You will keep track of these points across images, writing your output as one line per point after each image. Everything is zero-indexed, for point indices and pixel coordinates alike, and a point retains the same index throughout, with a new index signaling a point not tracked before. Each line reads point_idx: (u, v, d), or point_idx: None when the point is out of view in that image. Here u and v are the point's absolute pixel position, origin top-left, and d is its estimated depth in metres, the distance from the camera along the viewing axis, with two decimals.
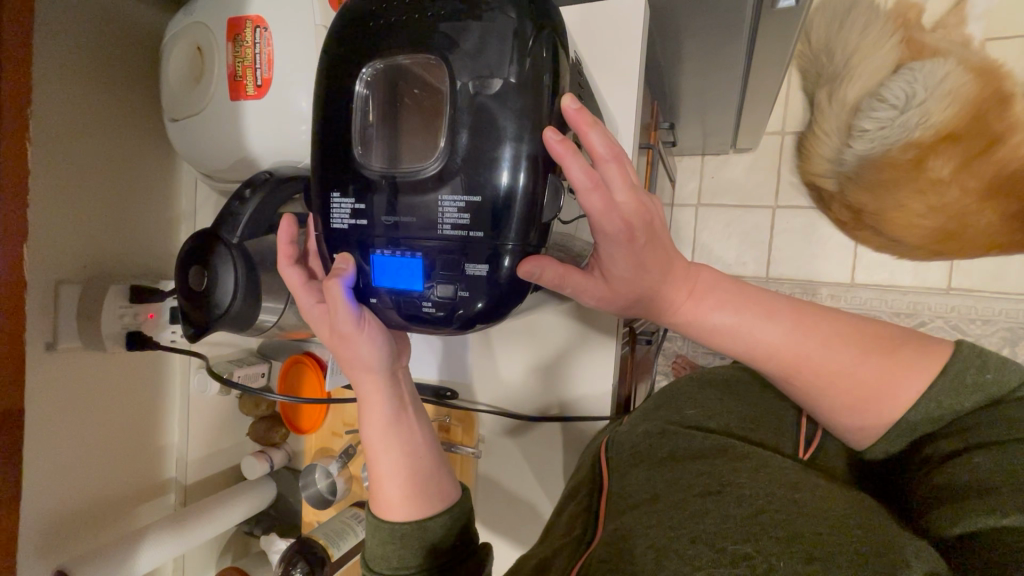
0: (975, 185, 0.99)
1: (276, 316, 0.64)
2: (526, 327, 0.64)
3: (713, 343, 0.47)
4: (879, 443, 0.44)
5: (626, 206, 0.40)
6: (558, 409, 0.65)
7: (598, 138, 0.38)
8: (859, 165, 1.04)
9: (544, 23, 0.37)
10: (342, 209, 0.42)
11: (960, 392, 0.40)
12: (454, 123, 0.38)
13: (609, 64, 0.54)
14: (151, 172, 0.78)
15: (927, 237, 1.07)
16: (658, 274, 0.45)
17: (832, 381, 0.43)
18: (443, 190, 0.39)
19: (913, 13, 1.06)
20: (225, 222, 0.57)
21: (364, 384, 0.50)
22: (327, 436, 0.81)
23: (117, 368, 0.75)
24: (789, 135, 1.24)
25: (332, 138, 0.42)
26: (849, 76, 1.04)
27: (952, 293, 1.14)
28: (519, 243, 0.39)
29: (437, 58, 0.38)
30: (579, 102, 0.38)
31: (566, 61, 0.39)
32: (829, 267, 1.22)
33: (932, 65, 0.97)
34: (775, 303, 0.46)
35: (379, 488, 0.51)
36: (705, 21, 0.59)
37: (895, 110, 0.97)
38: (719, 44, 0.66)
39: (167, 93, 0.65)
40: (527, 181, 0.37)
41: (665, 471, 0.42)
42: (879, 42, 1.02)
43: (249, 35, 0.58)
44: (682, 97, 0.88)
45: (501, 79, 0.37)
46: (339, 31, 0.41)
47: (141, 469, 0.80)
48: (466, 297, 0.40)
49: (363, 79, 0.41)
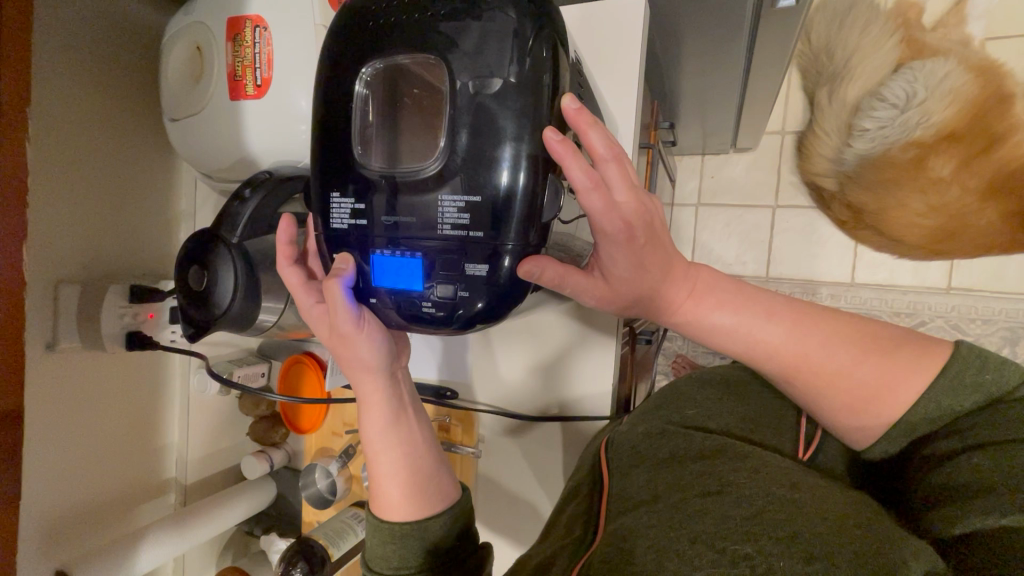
0: (975, 184, 0.99)
1: (276, 316, 0.64)
2: (526, 326, 0.64)
3: (713, 343, 0.47)
4: (879, 443, 0.44)
5: (626, 206, 0.40)
6: (558, 409, 0.65)
7: (598, 138, 0.38)
8: (859, 165, 1.04)
9: (544, 22, 0.37)
10: (342, 209, 0.42)
11: (959, 393, 0.40)
12: (455, 122, 0.38)
13: (609, 64, 0.54)
14: (151, 171, 0.78)
15: (927, 237, 1.07)
16: (658, 274, 0.44)
17: (832, 381, 0.43)
18: (442, 190, 0.39)
19: (913, 13, 1.06)
20: (225, 222, 0.57)
21: (364, 384, 0.50)
22: (327, 436, 0.81)
23: (117, 368, 0.75)
24: (789, 135, 1.24)
25: (331, 138, 0.42)
26: (849, 76, 1.04)
27: (952, 293, 1.14)
28: (519, 243, 0.38)
29: (437, 58, 0.38)
30: (579, 102, 0.38)
31: (566, 60, 0.39)
32: (829, 267, 1.22)
33: (932, 65, 0.97)
34: (775, 303, 0.46)
35: (379, 488, 0.51)
36: (705, 21, 0.59)
37: (895, 109, 0.97)
38: (719, 44, 0.66)
39: (167, 93, 0.65)
40: (527, 181, 0.37)
41: (665, 471, 0.42)
42: (879, 42, 1.02)
43: (249, 35, 0.58)
44: (682, 97, 0.88)
45: (501, 78, 0.37)
46: (339, 30, 0.41)
47: (141, 469, 0.80)
48: (466, 297, 0.40)
49: (363, 79, 0.40)
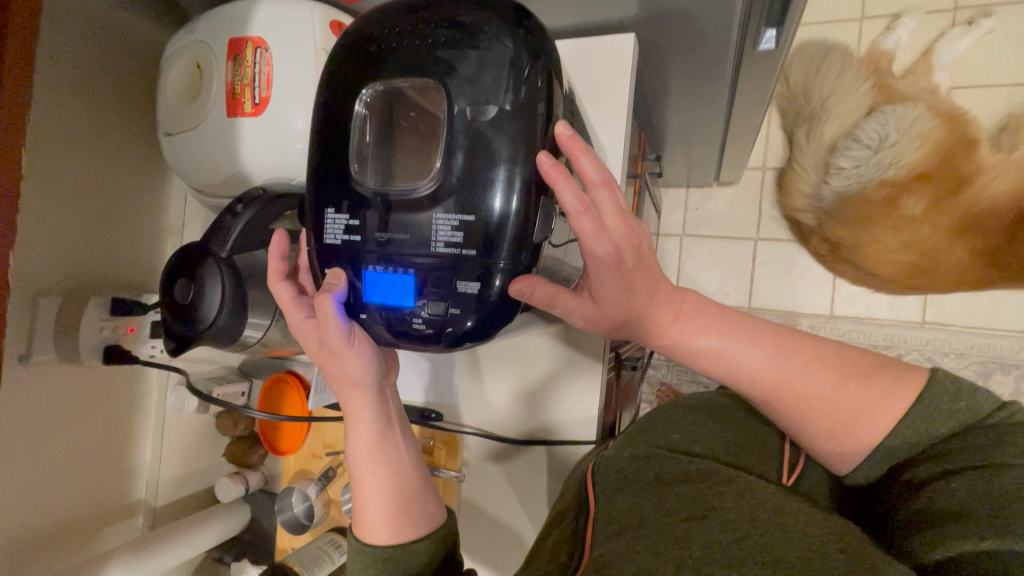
0: (948, 223, 1.02)
1: (261, 334, 0.63)
2: (513, 348, 0.65)
3: (699, 366, 0.48)
4: (861, 468, 0.44)
5: (616, 230, 0.41)
6: (545, 433, 0.64)
7: (589, 164, 0.39)
8: (837, 201, 1.08)
9: (539, 54, 0.39)
10: (336, 225, 0.42)
11: (935, 418, 0.42)
12: (450, 144, 0.39)
13: (600, 96, 0.56)
14: (141, 184, 0.78)
15: (902, 272, 1.09)
16: (646, 297, 0.45)
17: (813, 406, 0.44)
18: (436, 209, 0.39)
19: (885, 61, 1.12)
20: (216, 235, 0.57)
21: (352, 401, 0.49)
22: (307, 458, 0.80)
23: (94, 384, 0.73)
24: (770, 171, 1.29)
25: (329, 156, 0.42)
26: (826, 117, 1.09)
27: (926, 327, 1.18)
28: (510, 262, 0.39)
29: (435, 83, 0.39)
30: (572, 129, 0.40)
31: (561, 88, 0.40)
32: (809, 299, 1.25)
33: (903, 109, 1.02)
34: (759, 328, 0.47)
35: (362, 511, 0.50)
36: (691, 61, 0.63)
37: (871, 150, 1.01)
38: (702, 86, 0.70)
39: (163, 108, 0.66)
40: (520, 202, 0.38)
41: (651, 495, 0.42)
42: (852, 88, 1.09)
43: (249, 55, 0.60)
44: (668, 132, 0.91)
45: (497, 106, 0.38)
46: (341, 54, 0.43)
47: (108, 490, 0.76)
48: (455, 315, 0.41)
49: (362, 100, 0.42)
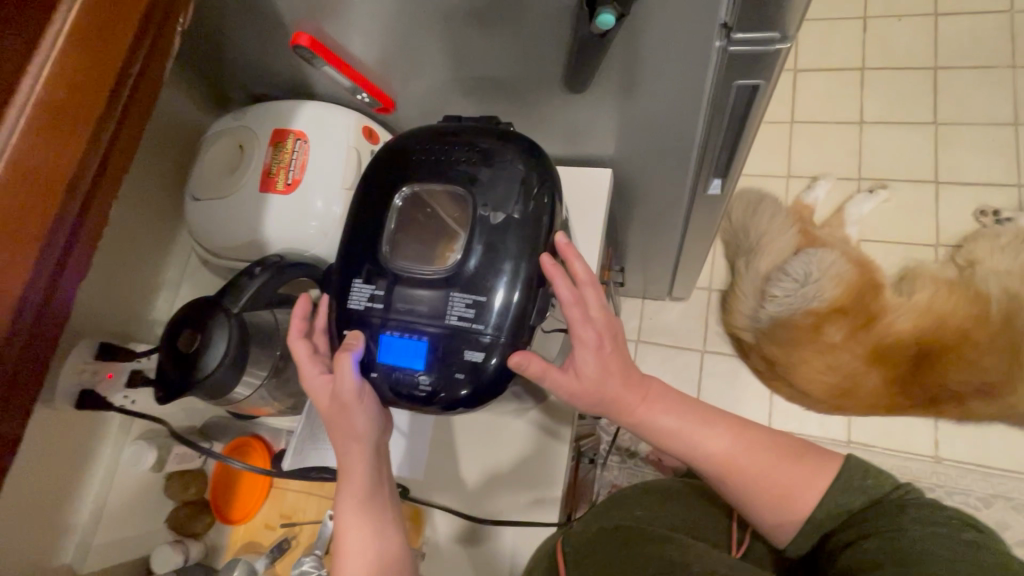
0: (862, 352, 1.17)
1: (249, 391, 0.66)
2: (487, 425, 0.70)
3: (662, 443, 0.55)
4: (797, 538, 0.51)
5: (598, 320, 0.50)
6: (514, 513, 0.67)
7: (581, 266, 0.49)
8: (773, 324, 1.22)
9: (546, 178, 0.50)
10: (361, 293, 0.50)
11: (850, 493, 0.50)
12: (470, 239, 0.48)
13: (582, 215, 0.69)
14: (150, 240, 0.83)
15: (829, 391, 1.22)
16: (619, 379, 0.53)
17: (757, 484, 0.51)
18: (452, 288, 0.47)
19: (807, 213, 1.36)
20: (230, 293, 0.62)
21: (349, 456, 0.53)
22: (258, 529, 0.77)
23: (57, 427, 0.71)
24: (715, 292, 1.46)
25: (363, 236, 0.51)
26: (761, 252, 1.28)
27: (852, 445, 1.30)
28: (510, 339, 0.47)
29: (461, 190, 0.49)
30: (568, 238, 0.50)
31: (560, 205, 0.51)
32: (750, 412, 1.36)
33: (822, 254, 1.20)
34: (710, 415, 0.55)
35: (341, 568, 0.51)
36: (656, 194, 0.78)
37: (797, 283, 1.19)
38: (663, 216, 0.85)
39: (197, 176, 0.73)
40: (523, 290, 0.47)
41: (621, 556, 0.46)
42: (782, 230, 1.30)
43: (290, 144, 0.70)
44: (630, 249, 1.06)
45: (508, 213, 0.48)
46: (384, 159, 0.53)
47: (38, 550, 0.70)
48: (459, 379, 0.47)
49: (399, 196, 0.51)
